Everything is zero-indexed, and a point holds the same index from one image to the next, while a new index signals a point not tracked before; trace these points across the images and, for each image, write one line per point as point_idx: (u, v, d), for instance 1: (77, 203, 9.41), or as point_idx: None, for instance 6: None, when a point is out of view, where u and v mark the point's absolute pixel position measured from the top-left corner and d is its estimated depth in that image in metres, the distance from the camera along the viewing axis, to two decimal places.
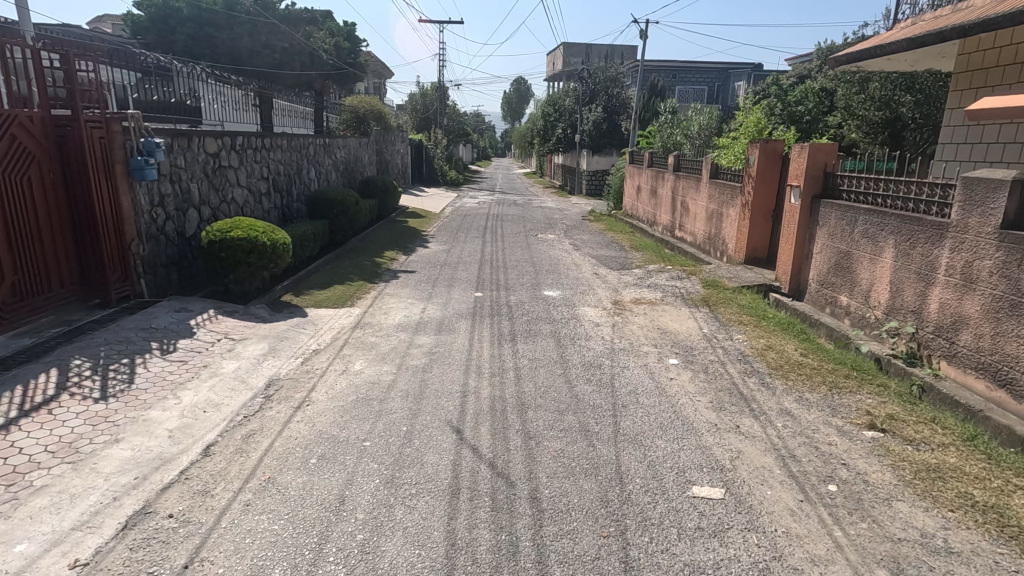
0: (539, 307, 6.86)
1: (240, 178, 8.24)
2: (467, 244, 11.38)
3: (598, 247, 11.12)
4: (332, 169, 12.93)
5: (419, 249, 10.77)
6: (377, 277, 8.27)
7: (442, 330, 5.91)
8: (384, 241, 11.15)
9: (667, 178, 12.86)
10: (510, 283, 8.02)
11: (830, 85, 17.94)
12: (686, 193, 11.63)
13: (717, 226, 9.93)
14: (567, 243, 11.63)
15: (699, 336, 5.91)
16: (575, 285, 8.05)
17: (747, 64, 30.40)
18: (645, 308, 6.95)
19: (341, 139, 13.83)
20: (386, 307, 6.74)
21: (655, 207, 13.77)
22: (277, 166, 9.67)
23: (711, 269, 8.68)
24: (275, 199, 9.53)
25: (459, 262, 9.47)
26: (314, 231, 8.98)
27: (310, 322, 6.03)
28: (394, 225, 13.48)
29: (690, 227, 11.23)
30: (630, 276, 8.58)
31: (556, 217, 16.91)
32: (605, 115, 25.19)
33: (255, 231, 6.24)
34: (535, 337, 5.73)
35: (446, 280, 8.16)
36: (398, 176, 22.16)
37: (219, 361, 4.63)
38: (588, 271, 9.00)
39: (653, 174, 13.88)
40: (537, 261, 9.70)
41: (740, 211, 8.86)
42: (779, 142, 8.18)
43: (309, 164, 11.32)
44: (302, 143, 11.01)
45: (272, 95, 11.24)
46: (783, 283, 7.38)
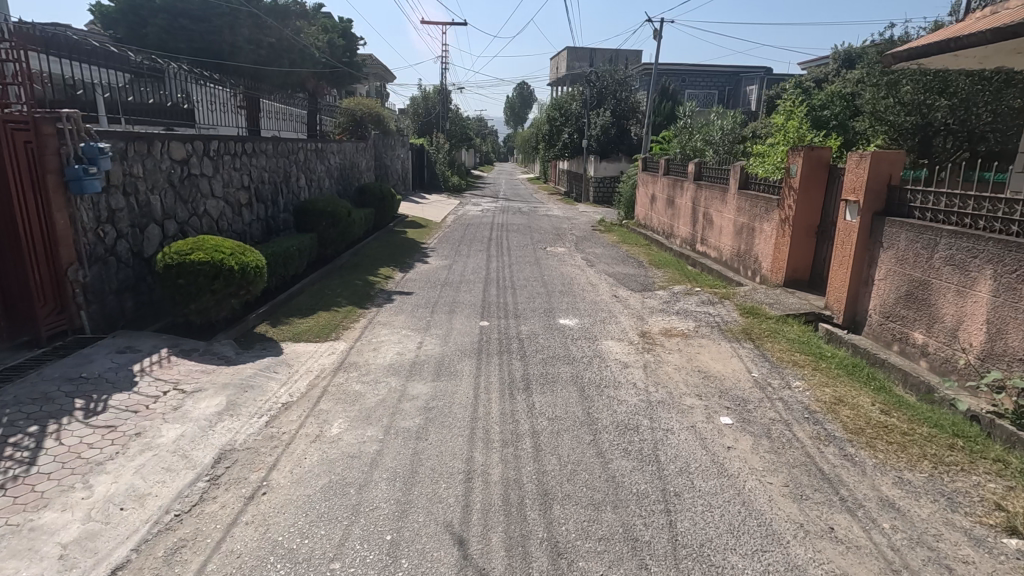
0: (555, 341, 5.90)
1: (215, 187, 7.30)
2: (471, 258, 10.43)
3: (613, 264, 10.16)
4: (325, 176, 12.00)
5: (418, 264, 9.81)
6: (369, 301, 7.30)
7: (441, 373, 4.93)
8: (379, 256, 10.17)
9: (687, 189, 11.90)
10: (520, 308, 7.06)
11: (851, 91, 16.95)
12: (710, 205, 10.66)
13: (748, 243, 8.96)
14: (580, 259, 10.67)
15: (750, 384, 4.93)
16: (593, 311, 7.08)
17: (759, 68, 29.53)
18: (678, 343, 5.98)
19: (335, 144, 12.90)
20: (376, 341, 5.76)
21: (673, 218, 12.80)
22: (261, 173, 8.72)
23: (745, 292, 7.70)
24: (257, 210, 8.57)
25: (461, 281, 8.51)
26: (301, 247, 8.02)
27: (283, 363, 5.05)
28: (392, 237, 12.54)
29: (715, 241, 10.26)
30: (654, 300, 7.60)
31: (564, 226, 15.98)
32: (613, 120, 24.29)
33: (220, 253, 5.26)
34: (554, 383, 4.78)
35: (446, 304, 7.18)
36: (398, 182, 21.24)
37: (158, 426, 3.65)
38: (607, 293, 8.03)
39: (670, 183, 12.94)
40: (549, 281, 8.76)
41: (778, 227, 7.88)
42: (826, 149, 7.23)
43: (299, 171, 10.39)
44: (291, 148, 10.07)
45: (260, 96, 10.32)
46: (836, 312, 6.38)
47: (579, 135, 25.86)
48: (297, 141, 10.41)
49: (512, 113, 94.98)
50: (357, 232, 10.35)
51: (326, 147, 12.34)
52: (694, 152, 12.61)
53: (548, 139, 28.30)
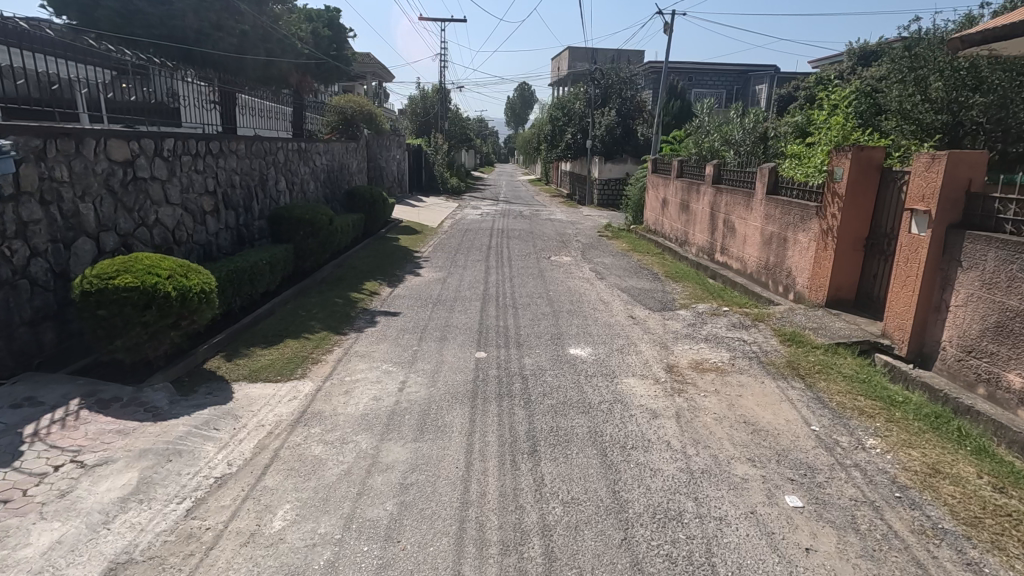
0: (566, 379, 4.91)
1: (172, 193, 6.34)
2: (467, 270, 9.43)
3: (626, 276, 9.20)
4: (310, 179, 11.06)
5: (409, 277, 8.81)
6: (347, 324, 6.30)
7: (426, 428, 3.94)
8: (364, 267, 9.16)
9: (705, 193, 10.92)
10: (525, 333, 6.08)
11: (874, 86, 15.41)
12: (732, 211, 9.67)
13: (779, 255, 7.97)
14: (588, 270, 9.69)
15: (812, 441, 3.93)
16: (609, 337, 6.10)
17: (769, 67, 28.55)
18: (714, 381, 5.00)
19: (322, 143, 11.94)
20: (350, 381, 4.76)
21: (688, 225, 11.82)
22: (230, 176, 7.73)
23: (782, 313, 6.72)
24: (225, 217, 7.58)
25: (456, 298, 7.51)
26: (273, 261, 7.03)
27: (229, 413, 4.04)
28: (384, 244, 11.57)
29: (739, 251, 9.29)
30: (678, 323, 6.63)
31: (569, 232, 15.02)
32: (618, 119, 23.30)
33: (153, 275, 4.25)
34: (568, 442, 3.79)
35: (437, 329, 6.18)
36: (394, 184, 20.30)
37: (27, 528, 2.65)
38: (622, 313, 7.06)
39: (686, 186, 11.99)
40: (556, 297, 7.78)
41: (818, 238, 6.89)
42: (878, 149, 6.24)
43: (279, 173, 9.46)
44: (269, 148, 9.12)
45: (238, 90, 9.36)
46: (898, 342, 5.39)
47: (583, 135, 24.87)
48: (277, 140, 9.46)
49: (512, 113, 94.16)
50: (340, 241, 9.36)
51: (312, 146, 11.39)
52: (711, 153, 11.65)
53: (550, 140, 27.35)
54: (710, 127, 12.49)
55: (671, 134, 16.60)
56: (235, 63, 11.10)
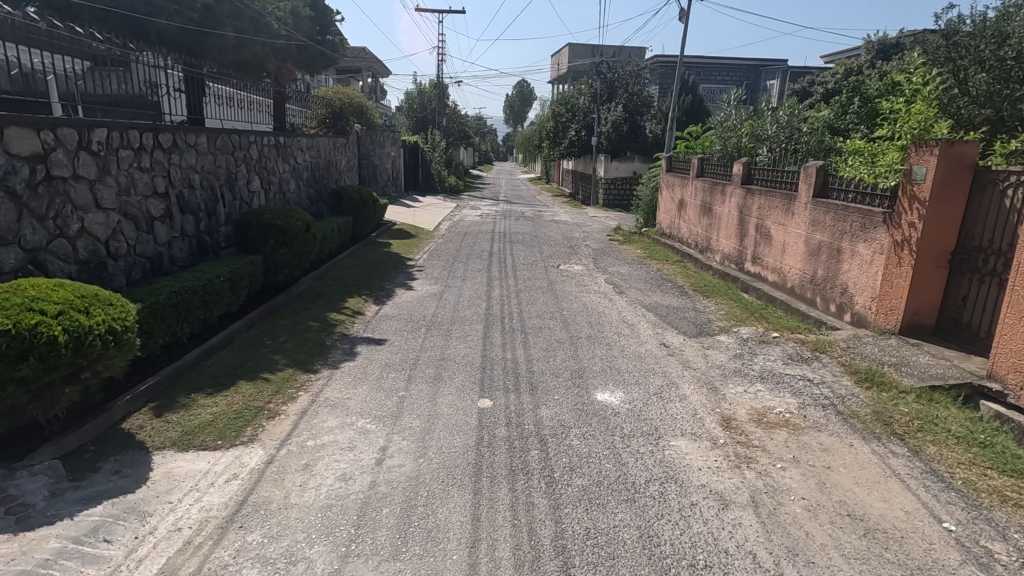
0: (598, 441, 3.78)
1: (105, 195, 5.17)
2: (466, 282, 8.27)
3: (648, 290, 8.06)
4: (290, 177, 9.92)
5: (400, 292, 7.64)
6: (319, 357, 5.12)
7: (412, 534, 2.79)
8: (347, 280, 7.98)
9: (733, 195, 9.79)
10: (540, 370, 4.94)
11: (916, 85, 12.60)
12: (767, 215, 8.53)
13: (831, 268, 6.83)
14: (604, 283, 8.56)
15: (955, 553, 2.79)
16: (642, 374, 4.97)
17: (780, 62, 27.45)
18: (787, 442, 3.85)
19: (305, 138, 10.77)
20: (313, 448, 3.60)
21: (711, 230, 10.71)
22: (187, 174, 6.55)
23: (847, 342, 5.58)
24: (180, 223, 6.41)
25: (454, 320, 6.37)
26: (232, 277, 5.85)
27: (133, 510, 2.88)
28: (374, 251, 10.40)
29: (777, 262, 8.15)
30: (722, 355, 5.51)
31: (577, 236, 13.89)
32: (625, 115, 22.13)
33: (32, 311, 3.09)
34: (613, 560, 2.64)
35: (431, 364, 5.02)
36: (388, 183, 19.17)
37: None
38: (652, 340, 5.93)
39: (708, 187, 10.89)
40: (571, 317, 6.66)
41: (888, 251, 5.75)
42: (971, 144, 5.11)
43: (252, 170, 8.32)
44: (239, 142, 7.96)
45: (205, 76, 8.19)
46: (1013, 388, 4.24)
47: (588, 132, 23.72)
48: (251, 134, 8.31)
49: (511, 111, 92.99)
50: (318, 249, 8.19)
51: (294, 140, 10.24)
52: (736, 151, 10.54)
53: (553, 137, 26.21)
54: (734, 120, 11.33)
55: (686, 130, 15.44)
56: (199, 43, 9.80)
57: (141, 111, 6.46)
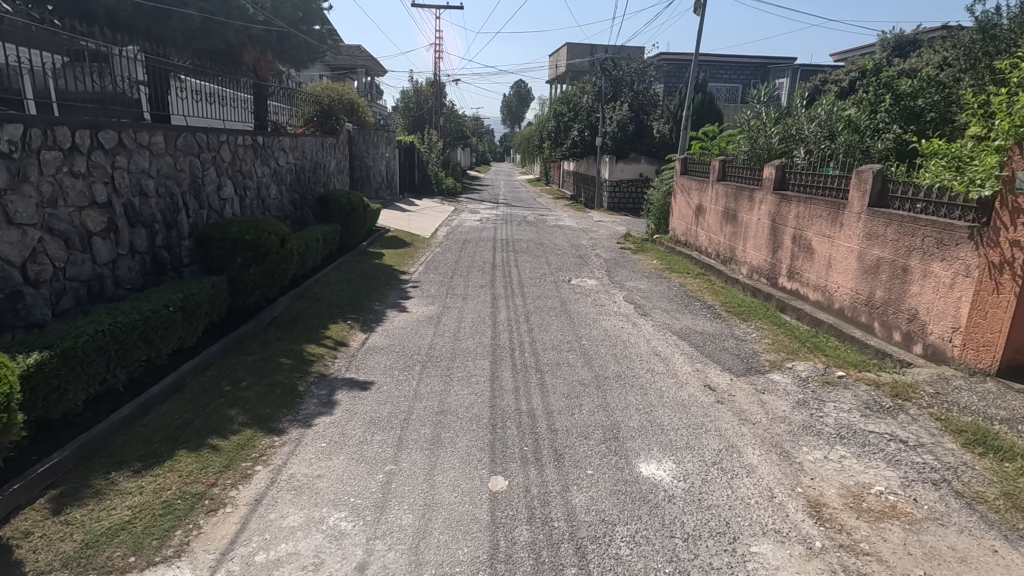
0: (655, 548, 2.78)
1: (21, 207, 4.15)
2: (467, 302, 7.26)
3: (676, 312, 7.08)
4: (271, 182, 8.91)
5: (392, 316, 6.62)
6: (287, 410, 4.11)
7: None
8: (330, 300, 6.98)
9: (764, 202, 8.84)
10: (565, 428, 3.95)
11: (953, 82, 11.65)
12: (808, 225, 7.57)
13: (895, 290, 5.86)
14: (623, 301, 7.58)
15: None
16: (692, 432, 3.99)
17: (789, 60, 26.53)
18: (907, 546, 2.86)
19: (289, 137, 9.74)
20: (263, 569, 2.58)
21: (737, 240, 9.74)
22: (138, 179, 5.53)
23: (933, 385, 4.60)
24: (129, 238, 5.38)
25: (456, 353, 5.37)
26: (187, 304, 4.82)
27: None
28: (364, 263, 9.38)
29: (822, 279, 7.19)
30: (782, 403, 4.53)
31: (585, 243, 12.92)
32: (631, 114, 21.16)
33: None
34: None
35: (428, 420, 4.01)
36: (382, 186, 18.20)
37: None
38: (694, 380, 4.95)
39: (733, 192, 9.91)
40: (593, 348, 5.67)
41: (979, 273, 4.78)
42: None
43: (224, 175, 7.31)
44: (208, 141, 6.93)
45: (169, 66, 7.16)
46: None
47: (591, 132, 22.73)
48: (223, 133, 7.30)
49: (508, 112, 92.05)
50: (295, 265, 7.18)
51: (276, 140, 9.21)
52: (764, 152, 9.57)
53: (554, 137, 25.22)
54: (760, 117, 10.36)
55: (701, 129, 14.48)
56: None
57: (82, 103, 5.42)
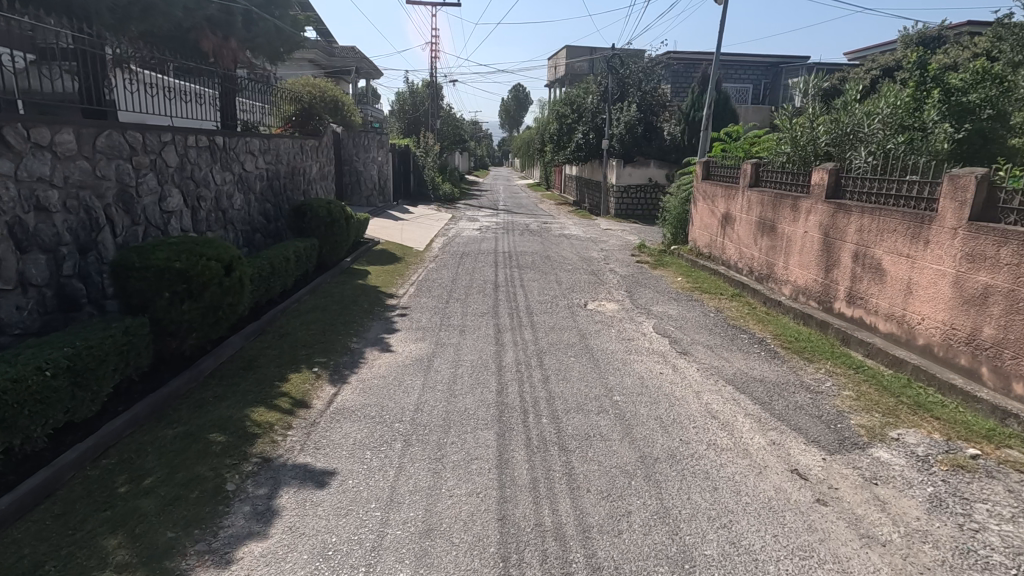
0: None
1: None
2: (465, 337, 5.94)
3: (722, 350, 5.79)
4: (235, 190, 7.62)
5: (370, 359, 5.30)
6: (200, 532, 2.78)
7: None
8: (294, 337, 5.68)
9: (812, 212, 7.55)
10: (613, 566, 2.62)
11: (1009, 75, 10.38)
12: (875, 241, 6.28)
13: (1014, 329, 4.56)
14: (655, 334, 6.27)
15: None
16: (802, 569, 2.66)
17: (801, 59, 25.36)
18: None
19: (258, 138, 8.42)
20: None
21: (778, 255, 8.47)
22: (32, 189, 4.20)
23: None
24: (16, 266, 4.06)
25: (450, 421, 4.05)
26: (81, 361, 3.49)
27: None
28: (345, 284, 8.06)
29: (899, 308, 5.90)
30: (909, 504, 3.21)
31: (596, 256, 11.63)
32: (640, 115, 19.91)
33: None
34: None
35: (408, 552, 2.68)
36: (374, 193, 16.93)
37: None
38: (775, 463, 3.62)
39: (771, 200, 8.63)
40: (630, 408, 4.36)
41: None
42: None
43: (169, 183, 6.02)
44: (146, 142, 5.62)
45: (101, 48, 5.84)
46: None
47: (597, 135, 21.46)
48: (168, 131, 6.01)
49: (505, 114, 91.21)
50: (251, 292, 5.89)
51: (243, 142, 7.92)
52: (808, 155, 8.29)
53: (557, 140, 23.89)
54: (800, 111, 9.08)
55: (722, 129, 13.19)
56: None
57: None
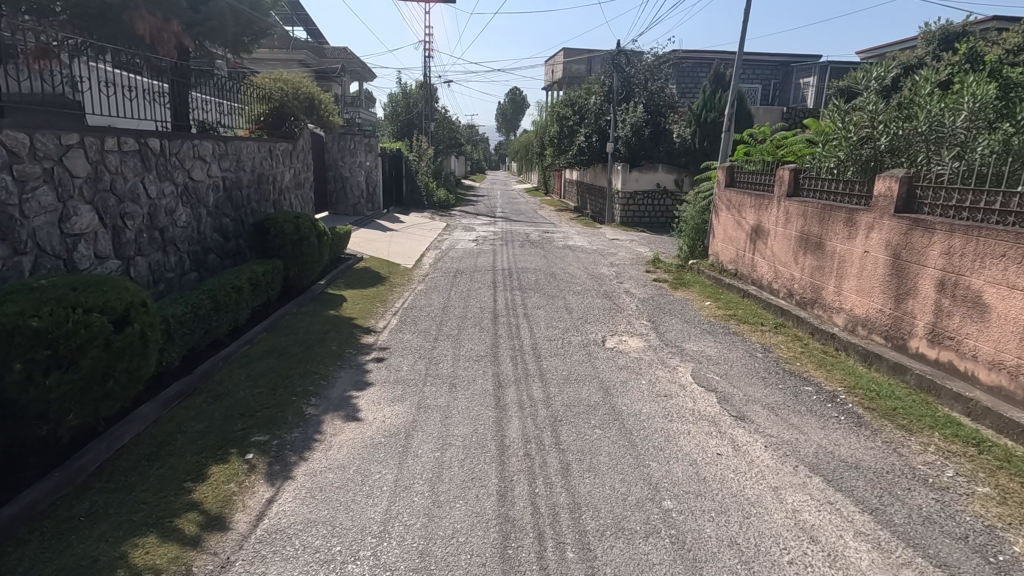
0: None
1: None
2: (457, 397, 4.61)
3: (790, 413, 4.47)
4: (177, 203, 6.27)
5: (328, 435, 3.96)
6: None
7: None
8: (231, 402, 4.34)
9: (875, 228, 6.27)
10: None
11: None
12: (972, 267, 4.99)
13: None
14: (699, 388, 4.95)
15: None
16: None
17: (814, 57, 24.21)
18: None
19: (213, 141, 7.07)
20: None
21: (827, 277, 7.17)
22: None
23: None
24: None
25: (430, 557, 2.72)
26: None
27: None
28: (314, 315, 6.72)
29: (1013, 356, 4.59)
30: None
31: (607, 273, 10.33)
32: (647, 116, 18.67)
33: None
34: None
35: None
36: (361, 201, 15.61)
37: None
38: None
39: (818, 211, 7.35)
40: (689, 522, 3.06)
41: None
42: None
43: (75, 197, 4.70)
44: (35, 144, 4.29)
45: None
46: None
47: (601, 138, 20.21)
48: (74, 132, 4.70)
49: (502, 117, 90.01)
50: (177, 340, 4.54)
51: (191, 145, 6.57)
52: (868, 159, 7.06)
53: (557, 143, 22.62)
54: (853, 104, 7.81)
55: (746, 131, 11.90)
56: None
57: None
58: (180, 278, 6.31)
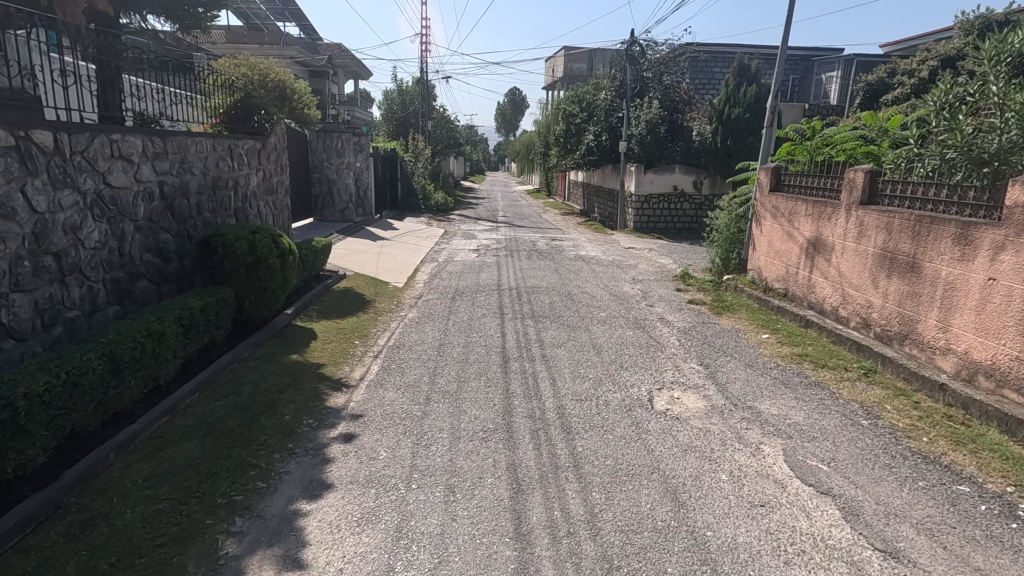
0: None
1: None
2: (455, 515, 3.06)
3: (963, 544, 2.93)
4: (84, 217, 4.72)
5: None
6: None
7: None
8: (104, 534, 2.79)
9: (1008, 248, 4.74)
10: None
11: None
12: None
13: None
14: (808, 490, 3.40)
15: None
16: None
17: (835, 52, 22.75)
18: None
19: (145, 136, 5.53)
20: None
21: (926, 309, 5.63)
22: None
23: None
24: None
25: None
26: None
27: None
28: (269, 362, 5.16)
29: None
30: None
31: (633, 293, 8.79)
32: (662, 112, 17.18)
33: None
34: None
35: None
36: (349, 206, 14.05)
37: None
38: None
39: (913, 223, 5.81)
40: None
41: None
42: None
43: None
44: None
45: None
46: None
47: (611, 136, 18.70)
48: None
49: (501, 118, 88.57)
50: (33, 432, 3.00)
51: (110, 141, 5.02)
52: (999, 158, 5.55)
53: (564, 143, 21.10)
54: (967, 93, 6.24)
55: (791, 126, 10.32)
56: None
57: None
58: (89, 316, 4.77)
